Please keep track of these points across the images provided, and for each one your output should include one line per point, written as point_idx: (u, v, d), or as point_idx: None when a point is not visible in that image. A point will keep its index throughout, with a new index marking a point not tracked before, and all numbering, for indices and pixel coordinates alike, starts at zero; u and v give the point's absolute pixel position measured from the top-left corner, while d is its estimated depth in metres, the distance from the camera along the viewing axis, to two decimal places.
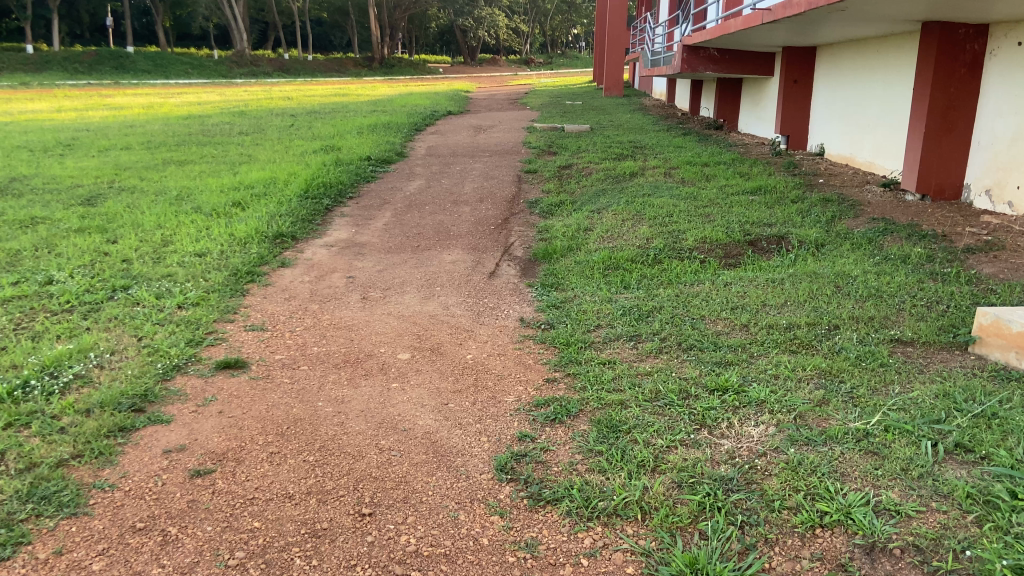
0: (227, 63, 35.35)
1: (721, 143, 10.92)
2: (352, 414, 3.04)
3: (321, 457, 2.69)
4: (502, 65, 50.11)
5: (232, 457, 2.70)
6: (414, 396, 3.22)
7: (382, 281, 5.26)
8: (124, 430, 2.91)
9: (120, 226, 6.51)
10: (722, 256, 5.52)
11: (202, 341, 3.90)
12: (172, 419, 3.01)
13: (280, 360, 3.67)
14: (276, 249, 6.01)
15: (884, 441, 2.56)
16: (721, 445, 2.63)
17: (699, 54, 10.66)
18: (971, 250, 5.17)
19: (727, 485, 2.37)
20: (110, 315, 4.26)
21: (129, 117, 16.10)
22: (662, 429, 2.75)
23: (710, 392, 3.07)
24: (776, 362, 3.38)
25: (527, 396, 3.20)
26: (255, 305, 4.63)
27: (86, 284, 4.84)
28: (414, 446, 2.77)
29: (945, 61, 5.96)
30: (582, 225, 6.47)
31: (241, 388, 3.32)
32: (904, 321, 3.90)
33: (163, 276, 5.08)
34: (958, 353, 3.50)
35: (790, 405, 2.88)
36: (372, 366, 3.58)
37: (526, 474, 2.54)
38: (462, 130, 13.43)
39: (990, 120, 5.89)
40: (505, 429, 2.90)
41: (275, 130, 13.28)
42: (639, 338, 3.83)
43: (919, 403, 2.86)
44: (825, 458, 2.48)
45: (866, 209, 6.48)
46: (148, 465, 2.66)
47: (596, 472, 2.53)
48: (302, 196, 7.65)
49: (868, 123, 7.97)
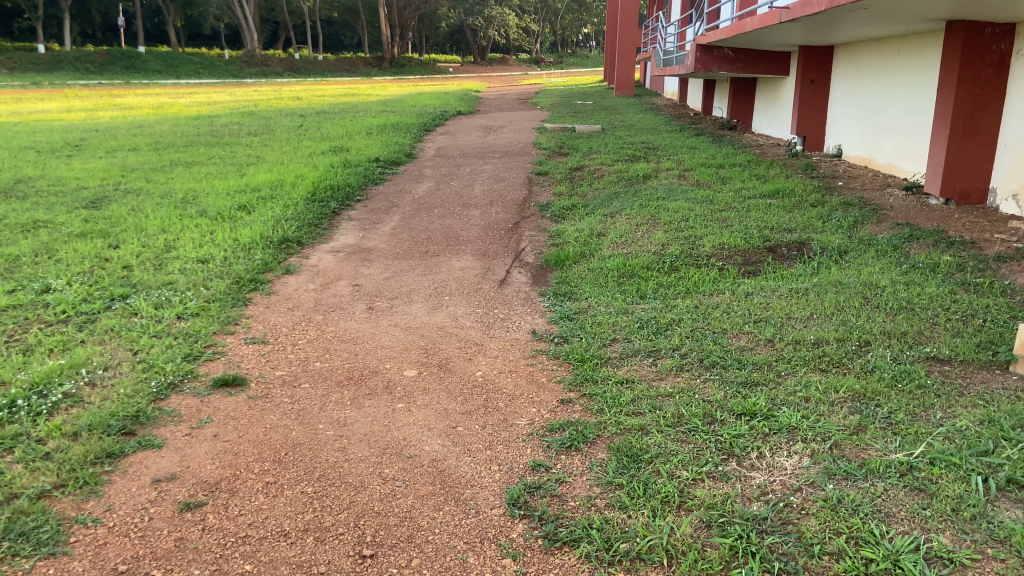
0: (237, 63, 35.31)
1: (736, 144, 10.69)
2: (354, 439, 2.85)
3: (321, 488, 2.51)
4: (512, 65, 49.83)
5: (225, 487, 2.52)
6: (420, 418, 3.04)
7: (390, 289, 5.08)
8: (112, 456, 2.74)
9: (122, 230, 6.35)
10: (741, 263, 5.31)
11: (199, 355, 3.73)
12: (164, 443, 2.84)
13: (280, 376, 3.49)
14: (280, 255, 5.84)
15: (930, 477, 2.35)
16: (752, 479, 2.43)
17: (713, 53, 10.36)
18: (1002, 257, 4.95)
19: (761, 527, 2.18)
20: (107, 327, 4.10)
21: (138, 117, 15.98)
22: (687, 459, 2.56)
23: (736, 416, 2.87)
24: (806, 383, 3.17)
25: (540, 419, 3.01)
26: (257, 315, 4.46)
27: (83, 292, 4.68)
28: (420, 476, 2.58)
29: (970, 61, 5.73)
30: (595, 230, 6.27)
31: (239, 409, 3.14)
32: (939, 337, 3.68)
33: (163, 284, 4.92)
34: (998, 373, 3.29)
35: (825, 432, 2.68)
36: (376, 383, 3.39)
37: (540, 510, 2.35)
38: (471, 130, 13.26)
39: (1018, 121, 5.65)
40: (517, 457, 2.71)
41: (283, 130, 13.14)
42: (658, 354, 3.63)
43: (964, 432, 2.65)
44: (866, 495, 2.28)
45: (889, 215, 6.24)
46: (135, 496, 2.49)
47: (616, 509, 2.33)
48: (309, 199, 7.49)
49: (889, 124, 7.72)
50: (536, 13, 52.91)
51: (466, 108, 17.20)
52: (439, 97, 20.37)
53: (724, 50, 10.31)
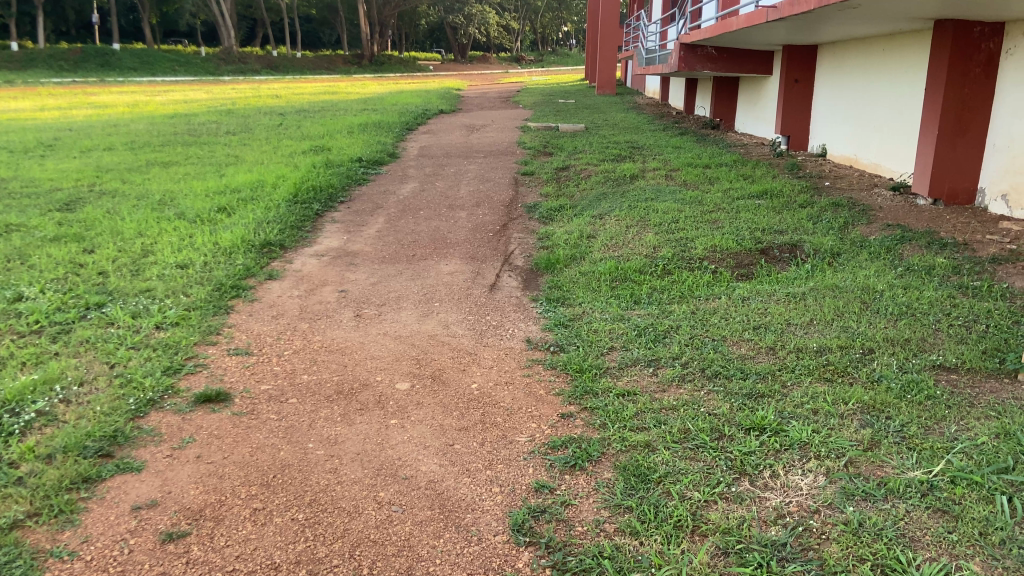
0: (215, 61, 34.86)
1: (721, 143, 10.62)
2: (347, 459, 2.71)
3: (313, 514, 2.37)
4: (493, 63, 49.69)
5: (210, 515, 2.38)
6: (415, 435, 2.90)
7: (377, 295, 4.94)
8: (89, 481, 2.59)
9: (97, 234, 6.15)
10: (734, 266, 5.22)
11: (180, 368, 3.57)
12: (144, 466, 2.69)
13: (267, 391, 3.33)
14: (262, 259, 5.67)
15: (953, 497, 2.26)
16: (768, 500, 2.33)
17: (697, 52, 10.27)
18: (997, 260, 4.88)
19: (782, 554, 2.07)
20: (82, 338, 3.92)
21: (113, 117, 15.56)
22: (697, 479, 2.45)
23: (745, 431, 2.76)
24: (813, 395, 3.07)
25: (541, 435, 2.89)
26: (239, 324, 4.30)
27: (57, 301, 4.49)
28: (418, 500, 2.45)
29: (959, 59, 5.67)
30: (585, 232, 6.16)
31: (223, 427, 2.99)
32: (942, 344, 3.60)
33: (141, 291, 4.73)
34: (1007, 381, 3.21)
35: (838, 448, 2.58)
36: (367, 398, 3.25)
37: (546, 537, 2.23)
38: (454, 130, 13.08)
39: (1007, 121, 5.60)
40: (518, 477, 2.59)
41: (263, 129, 12.89)
42: (658, 363, 3.52)
43: (981, 447, 2.55)
44: (888, 518, 2.18)
45: (878, 215, 6.18)
46: (113, 526, 2.34)
47: (627, 535, 2.22)
48: (291, 200, 7.31)
49: (876, 123, 7.66)
50: (516, 11, 52.82)
51: (448, 106, 17.03)
52: (421, 95, 20.19)
53: (709, 50, 10.22)
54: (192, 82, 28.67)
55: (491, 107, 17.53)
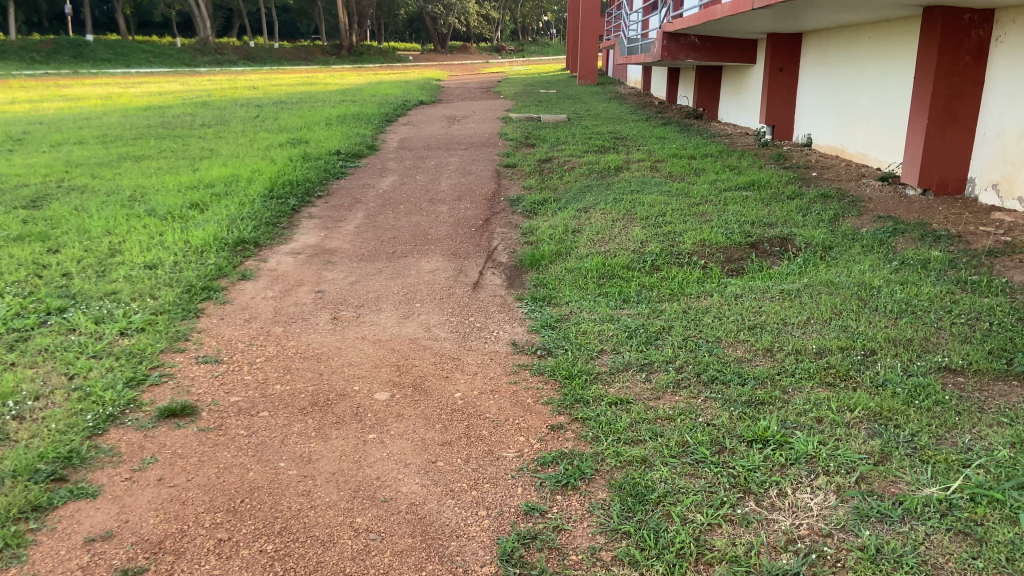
0: (192, 52, 34.20)
1: (705, 134, 10.45)
2: (321, 480, 2.51)
3: (283, 545, 2.17)
4: (474, 52, 49.40)
5: (171, 548, 2.18)
6: (395, 452, 2.71)
7: (355, 295, 4.74)
8: (39, 510, 2.37)
9: (63, 233, 5.88)
10: (723, 261, 5.05)
11: (144, 379, 3.35)
12: (100, 491, 2.48)
13: (237, 404, 3.12)
14: (236, 257, 5.44)
15: (974, 517, 2.11)
16: (776, 522, 2.16)
17: (680, 41, 10.08)
18: (993, 252, 4.75)
19: None
20: (41, 347, 3.68)
21: (86, 109, 15.13)
22: (699, 499, 2.27)
23: (747, 444, 2.59)
24: (815, 401, 2.91)
25: (530, 450, 2.70)
26: (209, 329, 4.07)
27: (16, 306, 4.23)
28: (398, 526, 2.26)
29: (949, 47, 5.52)
30: (569, 226, 5.96)
31: (188, 445, 2.78)
32: (946, 344, 3.45)
33: (106, 293, 4.49)
34: (1014, 384, 3.07)
35: (848, 463, 2.41)
36: (344, 411, 3.04)
37: (538, 568, 2.06)
38: (435, 121, 12.84)
39: (998, 110, 5.46)
40: (507, 499, 2.40)
41: (239, 122, 12.59)
42: (651, 368, 3.34)
43: (1000, 458, 2.39)
44: (908, 543, 2.02)
45: (868, 206, 6.03)
46: (64, 562, 2.13)
47: (626, 565, 2.05)
48: (266, 196, 7.06)
49: (863, 113, 7.52)
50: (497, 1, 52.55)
51: (430, 97, 16.79)
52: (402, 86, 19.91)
53: (692, 39, 10.03)
54: (168, 74, 28.05)
55: (472, 98, 17.33)
